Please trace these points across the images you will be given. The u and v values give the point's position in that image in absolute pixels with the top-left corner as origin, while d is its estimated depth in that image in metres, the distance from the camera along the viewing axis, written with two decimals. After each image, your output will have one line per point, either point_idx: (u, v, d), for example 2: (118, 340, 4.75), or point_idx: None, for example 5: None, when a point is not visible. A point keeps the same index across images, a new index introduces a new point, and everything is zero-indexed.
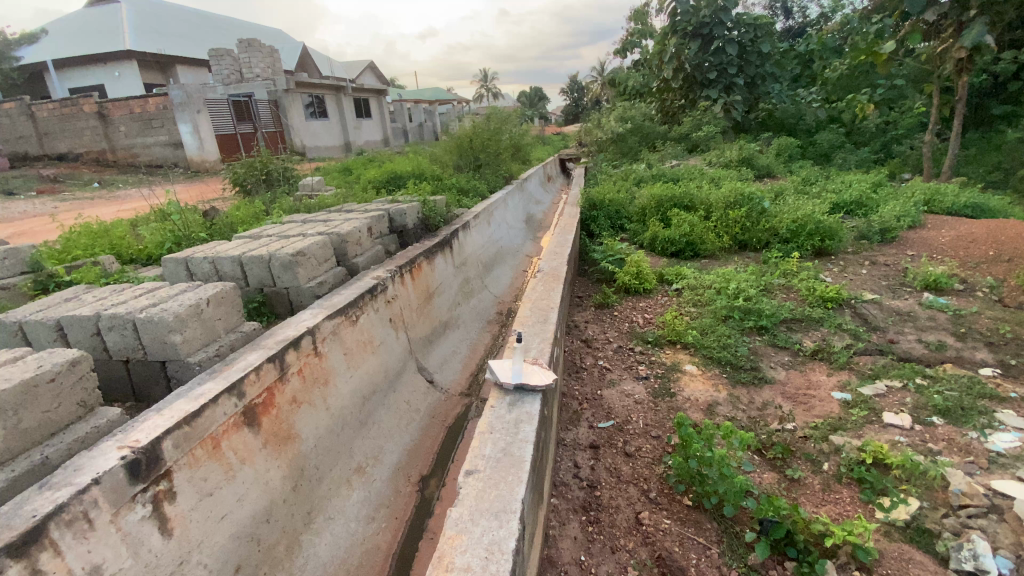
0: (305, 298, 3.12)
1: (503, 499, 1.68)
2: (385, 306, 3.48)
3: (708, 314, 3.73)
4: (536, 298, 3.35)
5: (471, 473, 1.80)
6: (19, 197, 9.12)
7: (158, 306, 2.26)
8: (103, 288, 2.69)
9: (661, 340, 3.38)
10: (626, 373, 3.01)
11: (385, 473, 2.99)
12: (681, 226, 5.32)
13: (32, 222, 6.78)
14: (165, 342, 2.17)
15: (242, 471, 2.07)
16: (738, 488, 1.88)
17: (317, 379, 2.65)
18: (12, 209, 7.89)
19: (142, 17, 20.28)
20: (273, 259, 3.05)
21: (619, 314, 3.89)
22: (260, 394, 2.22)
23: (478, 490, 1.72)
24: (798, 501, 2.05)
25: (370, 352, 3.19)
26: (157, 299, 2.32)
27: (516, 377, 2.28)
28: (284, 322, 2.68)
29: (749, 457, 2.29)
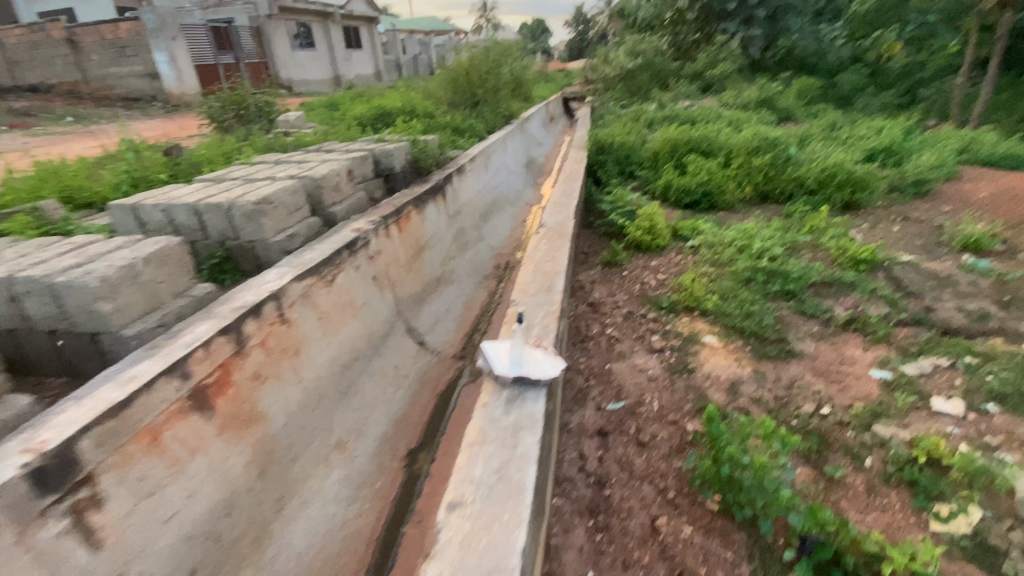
0: (273, 254, 2.73)
1: (494, 553, 1.35)
2: (367, 262, 3.09)
3: (728, 276, 3.37)
4: (538, 259, 2.96)
5: (455, 508, 1.49)
6: None
7: (83, 267, 1.87)
8: (31, 241, 2.28)
9: (677, 306, 3.02)
10: (638, 344, 2.68)
11: (369, 448, 2.74)
12: (698, 174, 4.85)
13: None
14: (91, 313, 1.80)
15: (193, 464, 1.77)
16: (783, 505, 1.59)
17: (286, 350, 2.30)
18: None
19: None
20: (233, 208, 2.63)
21: (629, 274, 3.51)
22: (212, 372, 1.89)
23: (463, 535, 1.41)
24: (842, 508, 1.77)
25: (350, 316, 2.84)
26: (83, 259, 1.92)
27: (515, 368, 1.94)
28: (244, 284, 2.30)
29: None
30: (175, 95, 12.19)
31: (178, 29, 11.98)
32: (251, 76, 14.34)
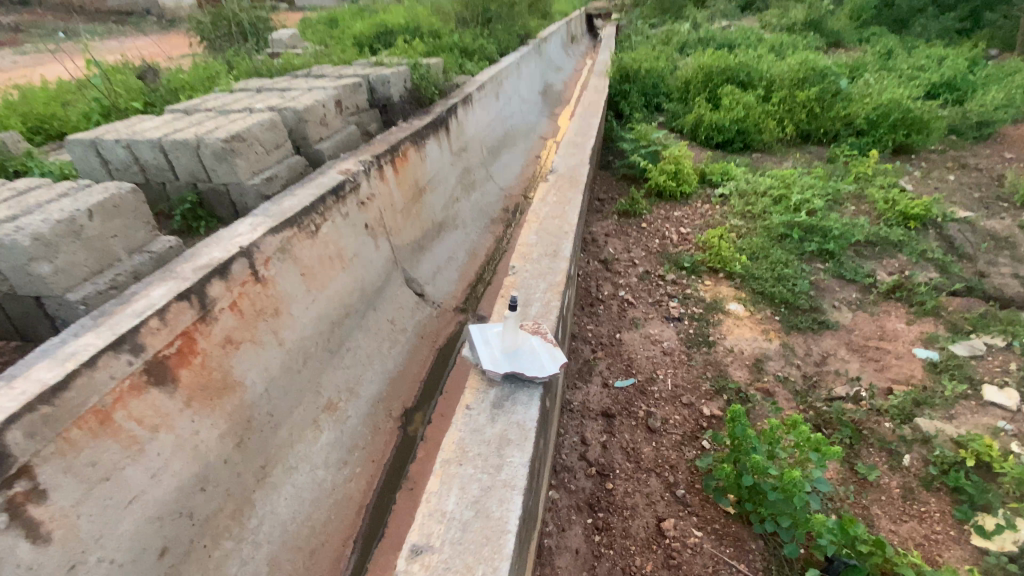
0: (250, 199, 2.45)
1: None
2: (358, 208, 2.80)
3: (760, 231, 3.02)
4: (546, 215, 2.66)
5: (420, 554, 1.31)
6: None
7: (16, 220, 1.63)
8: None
9: (700, 266, 2.72)
10: (653, 310, 2.41)
11: (362, 408, 2.59)
12: (733, 109, 4.32)
13: None
14: (29, 275, 1.59)
15: (154, 443, 1.62)
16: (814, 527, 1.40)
17: (263, 311, 2.09)
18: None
19: None
20: (201, 147, 2.33)
21: (648, 227, 3.18)
22: (172, 343, 1.69)
23: None
24: (871, 519, 1.62)
25: (338, 270, 2.59)
26: (19, 211, 1.68)
27: (506, 365, 1.75)
28: (213, 237, 2.06)
29: None
30: None
31: None
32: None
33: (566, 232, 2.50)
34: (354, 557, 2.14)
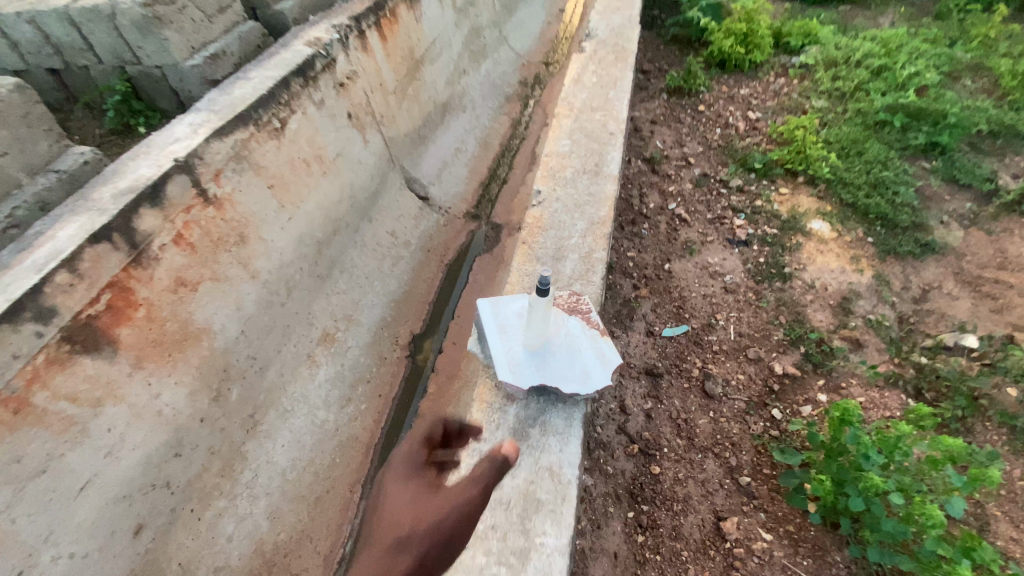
0: (193, 87, 1.91)
1: None
2: (337, 92, 2.20)
3: (852, 115, 2.39)
4: (584, 107, 2.27)
5: None
6: None
7: None
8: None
9: (774, 168, 2.16)
10: (712, 230, 1.98)
11: (364, 337, 2.25)
12: None
13: None
14: None
15: (99, 420, 1.34)
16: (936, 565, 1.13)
17: (224, 240, 1.67)
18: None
19: None
20: (117, 16, 1.76)
21: (705, 111, 2.53)
22: (98, 299, 1.32)
23: None
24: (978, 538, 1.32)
25: (318, 175, 2.09)
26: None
27: (531, 378, 1.44)
28: (142, 145, 1.57)
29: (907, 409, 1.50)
30: None
31: None
32: None
33: (609, 138, 2.13)
34: (362, 504, 1.96)
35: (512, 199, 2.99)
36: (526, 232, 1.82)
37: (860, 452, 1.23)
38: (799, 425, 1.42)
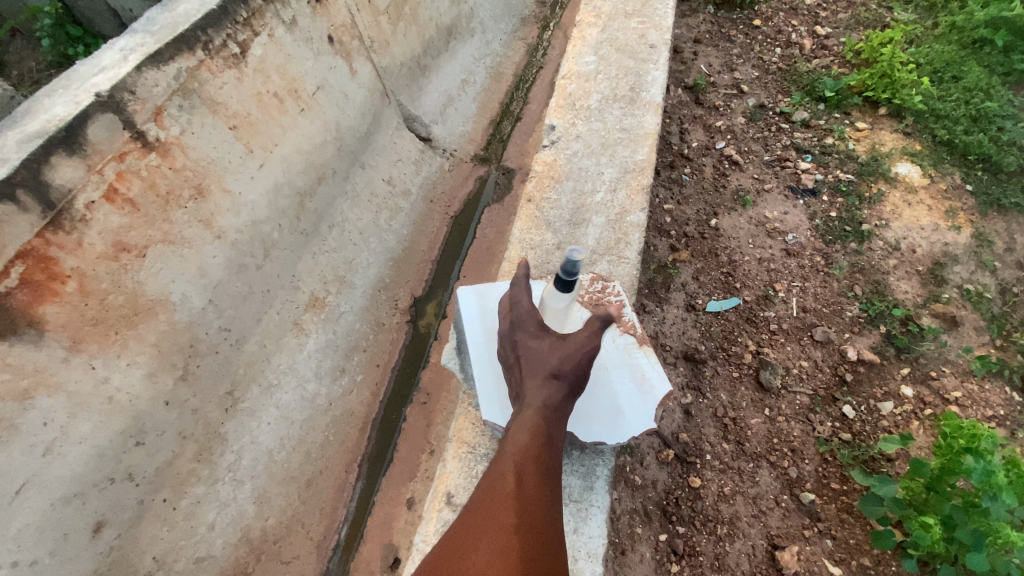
0: (132, 4, 1.58)
1: None
2: (314, 8, 1.81)
3: (946, 32, 1.94)
4: (614, 13, 1.93)
5: None
6: None
7: None
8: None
9: (850, 96, 1.74)
10: (769, 175, 1.62)
11: (359, 299, 1.91)
12: None
13: None
14: None
15: (32, 413, 1.15)
16: None
17: (174, 193, 1.39)
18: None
19: None
20: None
21: (762, 26, 2.07)
22: (8, 271, 1.09)
23: None
24: None
25: (294, 112, 1.75)
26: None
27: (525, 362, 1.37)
28: (62, 77, 1.28)
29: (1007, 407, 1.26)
30: None
31: None
32: None
33: (642, 53, 1.80)
34: (361, 484, 1.67)
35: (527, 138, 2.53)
36: (537, 186, 1.55)
37: (980, 491, 1.01)
38: (896, 446, 1.13)
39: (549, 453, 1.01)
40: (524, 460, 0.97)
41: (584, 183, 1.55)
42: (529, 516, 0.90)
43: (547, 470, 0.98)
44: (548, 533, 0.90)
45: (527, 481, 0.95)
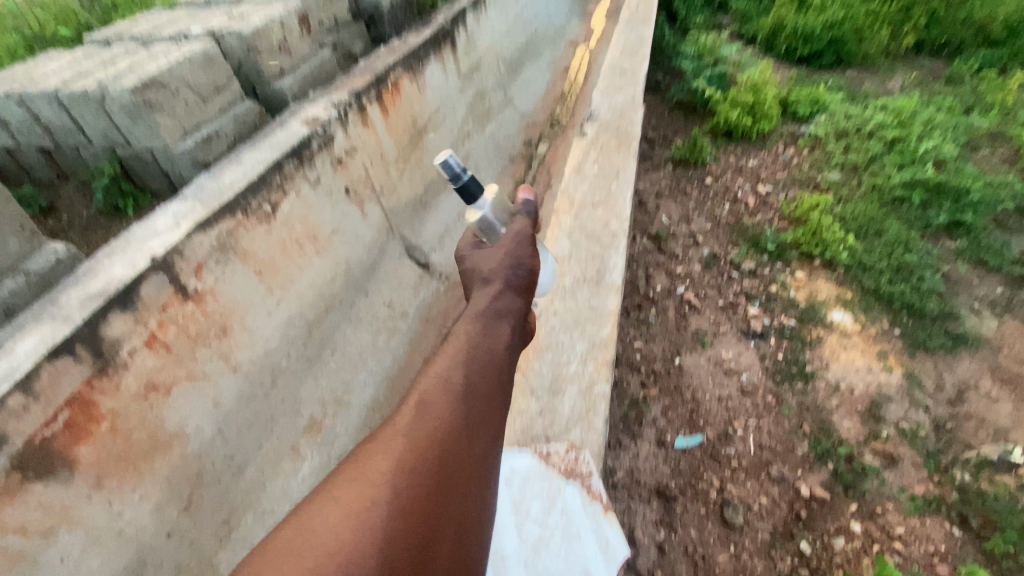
0: (182, 169, 1.86)
1: None
2: (335, 168, 2.13)
3: (867, 190, 2.29)
4: (585, 203, 2.00)
5: None
6: None
7: None
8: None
9: (788, 249, 2.07)
10: (724, 319, 1.90)
11: (355, 421, 2.03)
12: (830, 10, 3.31)
13: None
14: None
15: (52, 550, 1.22)
16: None
17: (206, 333, 1.57)
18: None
19: None
20: (107, 100, 1.72)
21: (713, 184, 2.49)
22: (54, 418, 1.23)
23: None
24: None
25: (312, 255, 2.00)
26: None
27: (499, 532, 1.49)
28: (121, 239, 1.51)
29: (943, 540, 1.42)
30: None
31: None
32: None
33: (611, 239, 1.83)
34: None
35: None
36: (520, 356, 1.60)
37: None
38: None
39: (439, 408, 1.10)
40: (430, 400, 1.10)
41: (561, 360, 1.60)
42: (397, 449, 0.99)
43: (426, 416, 1.07)
44: (411, 464, 0.98)
45: (404, 423, 1.05)
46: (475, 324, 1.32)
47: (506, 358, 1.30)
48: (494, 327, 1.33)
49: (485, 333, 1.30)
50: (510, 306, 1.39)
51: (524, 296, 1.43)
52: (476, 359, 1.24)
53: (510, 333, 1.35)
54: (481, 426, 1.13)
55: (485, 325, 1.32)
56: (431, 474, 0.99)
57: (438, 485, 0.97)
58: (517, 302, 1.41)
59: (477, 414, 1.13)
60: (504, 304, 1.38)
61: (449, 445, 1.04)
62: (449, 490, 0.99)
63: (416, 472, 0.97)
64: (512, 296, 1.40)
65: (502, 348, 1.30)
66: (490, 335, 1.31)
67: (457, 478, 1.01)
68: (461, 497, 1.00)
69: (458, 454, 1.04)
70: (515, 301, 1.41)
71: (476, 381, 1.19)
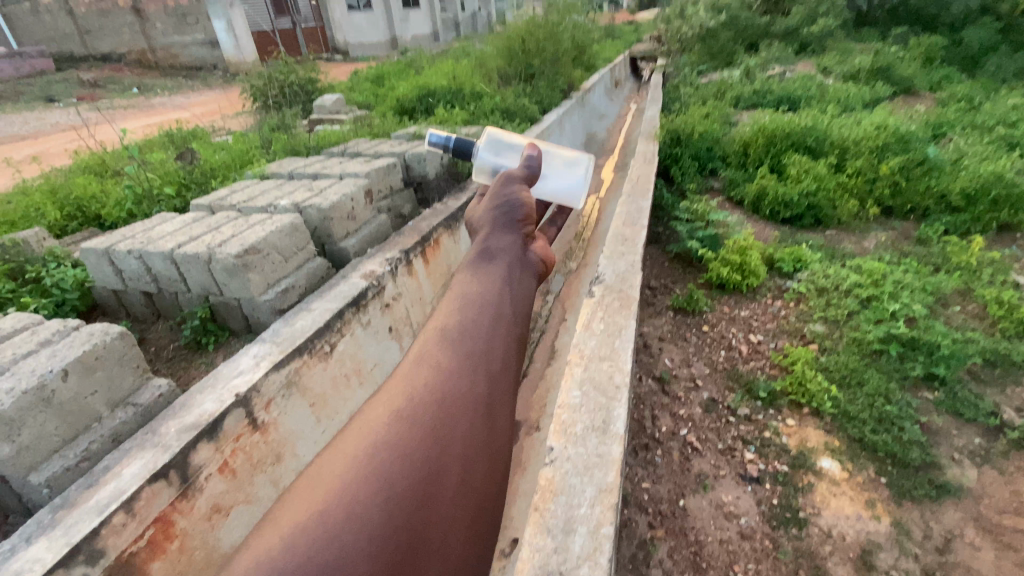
0: (261, 314, 2.25)
1: None
2: (382, 312, 2.51)
3: (848, 341, 2.57)
4: (594, 355, 2.14)
5: None
6: (56, 108, 8.97)
7: None
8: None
9: (779, 396, 2.34)
10: (724, 463, 2.08)
11: None
12: (803, 181, 3.89)
13: (51, 146, 6.36)
14: None
15: None
16: None
17: (264, 460, 1.82)
18: (15, 126, 7.64)
19: None
20: (213, 261, 2.15)
21: (709, 331, 2.82)
22: (142, 535, 1.43)
23: None
24: None
25: (356, 388, 2.29)
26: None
27: None
28: (211, 378, 1.84)
29: None
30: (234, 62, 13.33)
31: None
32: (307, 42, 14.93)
33: (617, 391, 1.93)
34: None
35: (531, 392, 2.65)
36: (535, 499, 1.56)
37: None
38: None
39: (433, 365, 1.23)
40: (427, 353, 1.25)
41: (573, 502, 1.53)
42: (399, 400, 1.10)
43: (422, 370, 1.19)
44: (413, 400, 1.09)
45: (403, 381, 1.16)
46: (468, 280, 1.56)
47: (499, 301, 1.48)
48: (484, 269, 1.60)
49: (476, 286, 1.53)
50: (500, 244, 1.69)
51: (510, 233, 1.72)
52: (467, 321, 1.39)
53: (501, 273, 1.58)
54: (479, 359, 1.28)
55: (475, 277, 1.57)
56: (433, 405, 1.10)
57: (441, 404, 1.11)
58: (505, 238, 1.70)
59: (474, 350, 1.29)
60: (493, 245, 1.68)
61: (449, 374, 1.19)
62: (453, 407, 1.11)
63: (421, 396, 1.11)
64: (501, 234, 1.71)
65: (493, 292, 1.50)
66: (481, 279, 1.56)
67: (460, 398, 1.14)
68: (467, 414, 1.12)
69: (457, 380, 1.18)
70: (504, 239, 1.70)
71: (471, 322, 1.37)
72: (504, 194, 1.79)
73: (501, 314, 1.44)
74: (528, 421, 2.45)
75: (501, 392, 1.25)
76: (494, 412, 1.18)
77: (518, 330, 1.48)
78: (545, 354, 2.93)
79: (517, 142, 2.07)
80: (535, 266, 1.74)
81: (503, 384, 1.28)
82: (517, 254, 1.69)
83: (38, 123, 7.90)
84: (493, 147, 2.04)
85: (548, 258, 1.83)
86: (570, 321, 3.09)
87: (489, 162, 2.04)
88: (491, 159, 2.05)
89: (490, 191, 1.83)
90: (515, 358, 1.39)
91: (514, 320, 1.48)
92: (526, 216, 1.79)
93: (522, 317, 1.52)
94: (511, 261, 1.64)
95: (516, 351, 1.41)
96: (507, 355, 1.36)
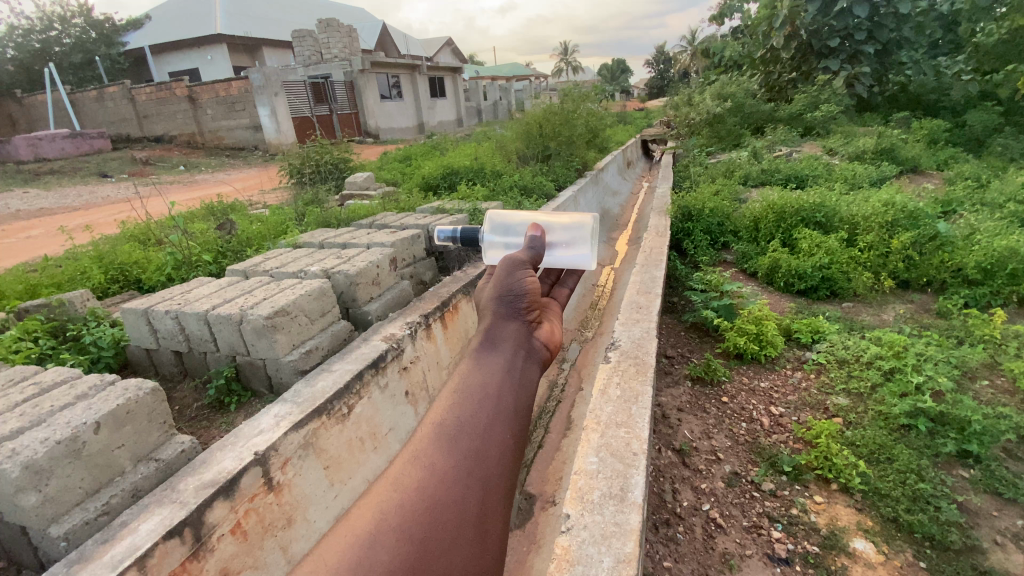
0: (284, 373, 2.32)
1: None
2: (399, 375, 2.55)
3: (874, 414, 2.50)
4: (610, 422, 2.12)
5: None
6: (109, 184, 9.85)
7: (21, 435, 1.57)
8: (13, 369, 2.11)
9: (804, 471, 2.26)
10: (750, 541, 1.98)
11: None
12: (815, 255, 3.96)
13: (104, 216, 6.91)
14: (12, 507, 1.47)
15: None
16: None
17: (276, 521, 1.80)
18: (72, 199, 8.42)
19: (244, 15, 21.66)
20: (244, 321, 2.26)
21: (729, 402, 2.78)
22: None
23: None
24: None
25: (370, 452, 2.28)
26: (29, 421, 1.63)
27: None
28: (232, 436, 1.87)
29: None
30: (274, 144, 14.19)
31: (281, 85, 13.80)
32: (341, 126, 15.92)
33: (636, 459, 1.90)
34: None
35: (547, 465, 2.60)
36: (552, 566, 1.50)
37: None
38: None
39: (417, 474, 1.04)
40: (418, 457, 1.09)
41: (590, 572, 1.47)
42: (376, 520, 0.94)
43: (407, 482, 1.02)
44: (396, 525, 0.93)
45: (383, 494, 1.00)
46: (468, 367, 1.37)
47: (503, 393, 1.29)
48: (486, 356, 1.39)
49: (478, 373, 1.33)
50: (504, 329, 1.46)
51: (514, 319, 1.49)
52: (465, 415, 1.19)
53: (504, 361, 1.38)
54: (475, 466, 1.09)
55: (478, 361, 1.38)
56: (418, 531, 0.94)
57: (424, 532, 0.94)
58: (508, 326, 1.47)
59: (470, 454, 1.11)
60: (496, 331, 1.46)
61: (437, 488, 1.02)
62: (437, 536, 0.94)
63: (402, 520, 0.94)
64: (503, 321, 1.48)
65: (496, 382, 1.30)
66: (483, 366, 1.36)
67: (446, 525, 0.97)
68: (453, 545, 0.95)
69: (446, 497, 1.01)
70: (506, 327, 1.47)
71: (470, 419, 1.19)
72: (511, 277, 1.56)
73: (505, 409, 1.25)
74: (544, 495, 2.38)
75: (500, 504, 1.08)
76: (486, 537, 1.01)
77: (525, 426, 1.28)
78: (562, 424, 2.89)
79: (521, 220, 2.13)
80: (539, 354, 1.49)
81: (501, 494, 1.10)
82: (525, 338, 1.48)
83: (93, 196, 8.67)
84: (499, 228, 2.12)
85: (553, 343, 1.57)
86: (587, 390, 3.08)
87: (496, 240, 2.11)
88: (500, 238, 2.12)
89: (496, 275, 1.60)
90: (519, 460, 1.20)
91: (521, 413, 1.28)
92: (532, 301, 1.55)
93: (530, 410, 1.32)
94: (516, 349, 1.42)
95: (522, 452, 1.23)
96: (509, 457, 1.17)
